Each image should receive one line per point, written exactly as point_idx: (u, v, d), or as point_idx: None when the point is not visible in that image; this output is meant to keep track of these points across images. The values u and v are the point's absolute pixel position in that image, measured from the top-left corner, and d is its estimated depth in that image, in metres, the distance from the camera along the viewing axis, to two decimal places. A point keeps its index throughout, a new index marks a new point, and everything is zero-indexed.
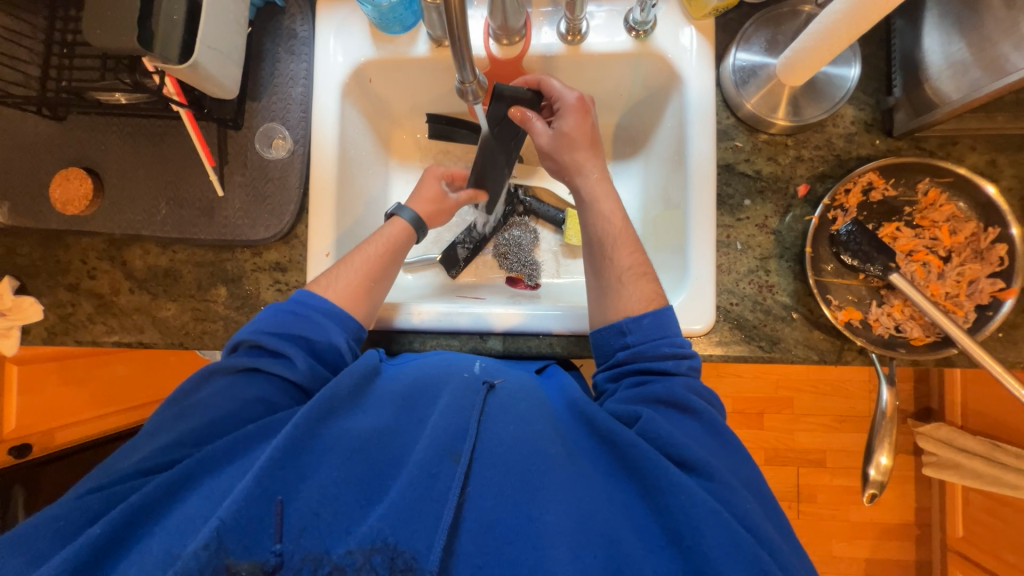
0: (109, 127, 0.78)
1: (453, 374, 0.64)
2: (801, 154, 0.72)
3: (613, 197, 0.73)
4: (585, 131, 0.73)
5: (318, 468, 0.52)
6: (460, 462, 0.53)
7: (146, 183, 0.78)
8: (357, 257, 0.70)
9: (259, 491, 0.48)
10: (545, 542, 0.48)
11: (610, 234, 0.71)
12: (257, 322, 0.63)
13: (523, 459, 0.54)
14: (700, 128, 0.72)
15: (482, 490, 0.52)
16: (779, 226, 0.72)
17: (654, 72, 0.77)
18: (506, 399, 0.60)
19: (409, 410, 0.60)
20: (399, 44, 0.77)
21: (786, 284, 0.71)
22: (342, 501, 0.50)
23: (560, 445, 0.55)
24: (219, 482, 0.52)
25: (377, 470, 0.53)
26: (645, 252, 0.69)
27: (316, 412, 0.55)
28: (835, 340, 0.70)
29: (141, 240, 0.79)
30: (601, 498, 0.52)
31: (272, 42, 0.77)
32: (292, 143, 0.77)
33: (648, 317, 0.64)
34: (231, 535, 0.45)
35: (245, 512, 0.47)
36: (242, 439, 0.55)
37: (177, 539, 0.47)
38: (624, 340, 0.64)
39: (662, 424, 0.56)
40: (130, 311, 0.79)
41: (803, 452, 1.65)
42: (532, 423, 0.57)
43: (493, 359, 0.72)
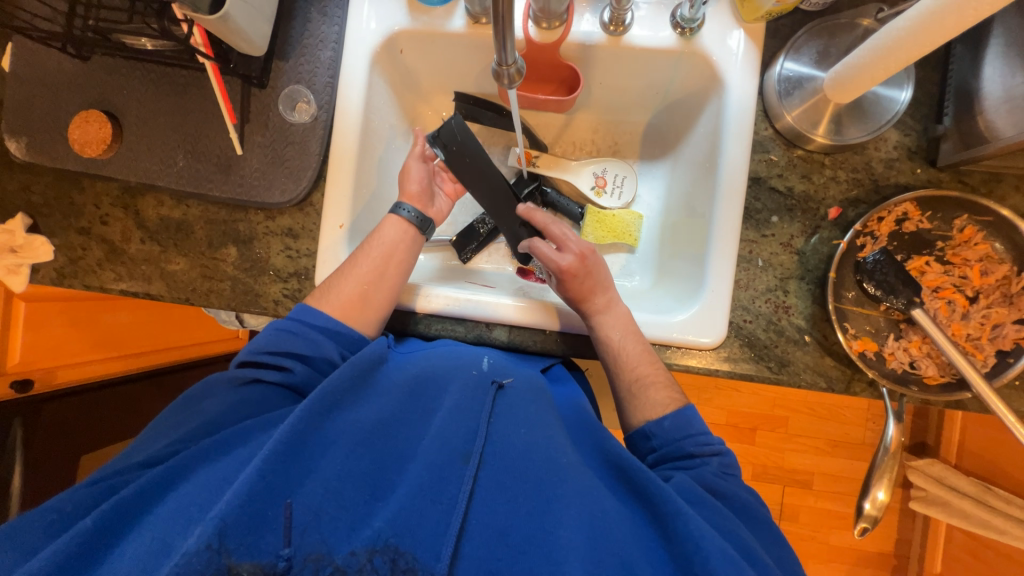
0: (133, 71, 0.77)
1: (462, 370, 0.64)
2: (836, 174, 0.69)
3: (627, 323, 0.68)
4: (586, 282, 0.69)
5: (326, 460, 0.52)
6: (470, 465, 0.53)
7: (165, 132, 0.77)
8: (349, 266, 0.70)
9: (266, 481, 0.48)
10: (555, 557, 0.47)
11: (616, 361, 0.67)
12: (253, 342, 0.65)
13: (530, 468, 0.53)
14: (737, 138, 0.69)
15: (491, 498, 0.52)
16: (804, 247, 0.69)
17: (695, 74, 0.74)
18: (517, 399, 0.60)
19: (416, 404, 0.60)
20: (435, 16, 0.74)
21: (803, 307, 0.69)
22: (348, 497, 0.51)
23: (569, 455, 0.56)
24: (226, 468, 0.52)
25: (385, 466, 0.54)
26: (659, 360, 0.67)
27: (323, 402, 0.55)
28: (846, 369, 0.69)
29: (156, 190, 0.79)
30: (609, 515, 0.52)
31: (306, 0, 0.75)
32: (316, 108, 0.75)
33: (668, 419, 0.63)
34: (234, 531, 0.45)
35: (250, 505, 0.46)
36: (237, 437, 0.56)
37: (184, 524, 0.47)
38: (650, 444, 0.64)
39: (688, 485, 0.56)
40: (140, 262, 0.79)
41: (791, 472, 1.65)
42: (542, 429, 0.57)
43: (501, 354, 0.72)
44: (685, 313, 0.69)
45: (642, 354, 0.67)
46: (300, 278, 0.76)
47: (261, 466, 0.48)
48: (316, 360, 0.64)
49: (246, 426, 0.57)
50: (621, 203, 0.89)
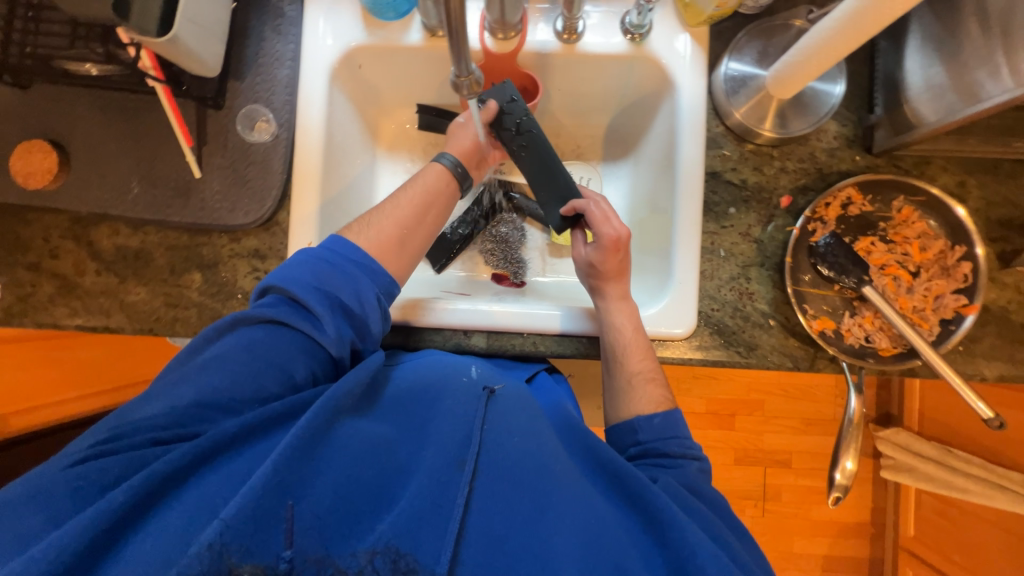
0: (78, 98, 0.74)
1: (452, 378, 0.64)
2: (785, 165, 0.73)
3: (633, 313, 0.71)
4: (615, 264, 0.71)
5: (331, 467, 0.51)
6: (466, 470, 0.53)
7: (117, 159, 0.74)
8: (389, 205, 0.71)
9: (273, 489, 0.46)
10: (549, 562, 0.48)
11: (620, 344, 0.70)
12: (282, 270, 0.61)
13: (530, 472, 0.54)
14: (691, 135, 0.73)
15: (489, 502, 0.52)
16: (761, 235, 0.73)
17: (647, 77, 0.77)
18: (512, 406, 0.61)
19: (414, 414, 0.60)
20: (391, 31, 0.75)
21: (765, 292, 0.72)
22: (349, 504, 0.50)
23: (562, 463, 0.56)
24: (239, 464, 0.50)
25: (385, 476, 0.53)
26: (655, 357, 0.69)
27: (332, 408, 0.53)
28: (809, 348, 0.72)
29: (110, 219, 0.75)
30: (605, 518, 0.53)
31: (259, 19, 0.74)
32: (276, 127, 0.74)
33: (659, 417, 0.65)
34: (236, 538, 0.44)
35: (258, 511, 0.45)
36: (247, 432, 0.52)
37: (192, 523, 0.46)
38: (637, 437, 0.65)
39: (676, 490, 0.57)
40: (97, 294, 0.75)
41: (770, 453, 1.71)
42: (537, 437, 0.58)
43: (484, 362, 0.72)
44: (656, 306, 0.72)
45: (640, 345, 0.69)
46: None
47: (272, 470, 0.47)
48: (344, 310, 0.61)
49: (265, 411, 0.53)
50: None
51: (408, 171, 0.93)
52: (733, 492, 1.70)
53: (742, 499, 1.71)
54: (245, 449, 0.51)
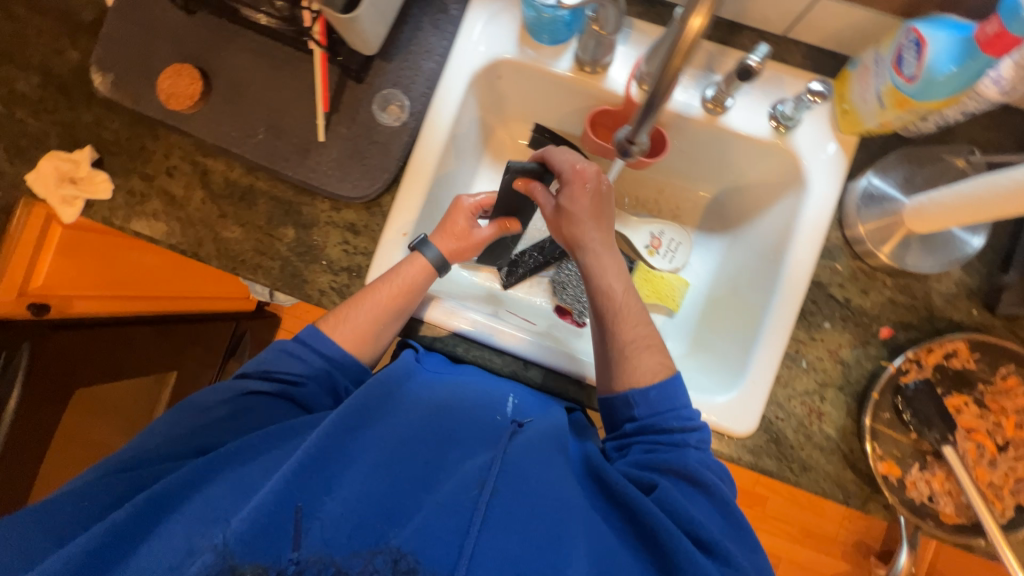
0: (235, 37, 0.77)
1: (481, 409, 0.64)
2: (895, 297, 0.70)
3: (617, 273, 0.72)
4: (586, 204, 0.71)
5: (344, 478, 0.52)
6: (484, 492, 0.52)
7: (252, 102, 0.77)
8: (367, 299, 0.69)
9: (284, 495, 0.48)
10: None
11: (610, 309, 0.71)
12: (259, 356, 0.67)
13: (543, 503, 0.53)
14: (808, 238, 0.71)
15: (503, 524, 0.51)
16: (849, 359, 0.70)
17: (778, 167, 0.75)
18: (532, 437, 0.60)
19: (437, 431, 0.60)
20: (542, 54, 0.75)
21: (836, 417, 0.70)
22: (364, 515, 0.49)
23: (575, 495, 0.55)
24: (255, 476, 0.53)
25: (406, 486, 0.53)
26: (650, 327, 0.70)
27: (344, 421, 0.55)
28: (864, 487, 0.69)
29: (229, 155, 0.79)
30: (619, 562, 0.52)
31: (421, 10, 0.76)
32: (407, 115, 0.75)
33: (654, 390, 0.64)
34: (251, 536, 0.45)
35: (273, 515, 0.47)
36: (260, 446, 0.57)
37: (212, 521, 0.48)
38: (632, 412, 0.65)
39: (676, 496, 0.56)
40: (195, 221, 0.78)
41: None
42: (554, 468, 0.56)
43: (524, 390, 0.72)
44: (724, 398, 0.70)
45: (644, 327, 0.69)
46: (351, 274, 0.76)
47: (280, 480, 0.48)
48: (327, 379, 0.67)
49: (270, 437, 0.58)
50: (671, 268, 0.91)
51: None
52: None
53: None
54: (254, 460, 0.56)
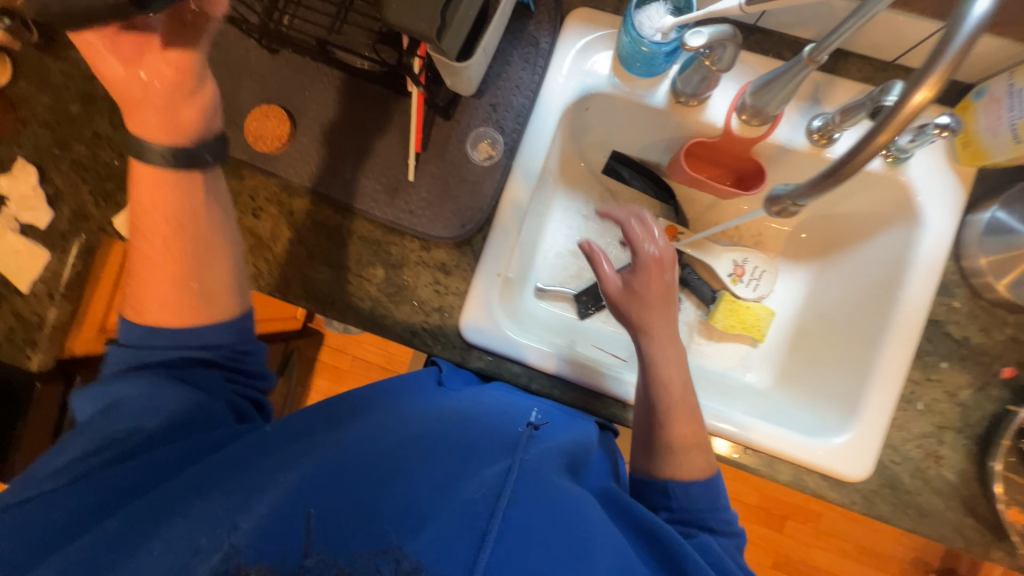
0: (320, 75, 0.76)
1: (496, 416, 0.58)
2: (1017, 335, 0.67)
3: (681, 363, 0.65)
4: (658, 291, 0.67)
5: (354, 479, 0.46)
6: (504, 500, 0.45)
7: (339, 141, 0.76)
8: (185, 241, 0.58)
9: (296, 497, 0.43)
10: None
11: (666, 402, 0.63)
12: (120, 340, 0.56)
13: (567, 517, 0.47)
14: (923, 274, 0.68)
15: (524, 537, 0.44)
16: (968, 400, 0.67)
17: (884, 198, 0.73)
18: (548, 447, 0.54)
19: (459, 434, 0.53)
20: (636, 87, 0.74)
21: (955, 462, 0.67)
22: (376, 519, 0.42)
23: (597, 516, 0.49)
24: (250, 481, 0.45)
25: (419, 490, 0.45)
26: (700, 421, 0.64)
27: (351, 430, 0.51)
28: (986, 533, 0.66)
29: (315, 195, 0.78)
30: None
31: (510, 43, 0.74)
32: (498, 153, 0.74)
33: (696, 486, 0.60)
34: (264, 544, 0.40)
35: (281, 519, 0.41)
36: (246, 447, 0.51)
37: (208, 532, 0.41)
38: (667, 502, 0.60)
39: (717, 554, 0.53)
40: (283, 262, 0.78)
41: (813, 568, 1.63)
42: (574, 485, 0.51)
43: (550, 406, 0.69)
44: (839, 442, 0.67)
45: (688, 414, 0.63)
46: (443, 315, 0.75)
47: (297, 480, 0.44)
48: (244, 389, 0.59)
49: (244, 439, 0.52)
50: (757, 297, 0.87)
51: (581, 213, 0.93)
52: None
53: None
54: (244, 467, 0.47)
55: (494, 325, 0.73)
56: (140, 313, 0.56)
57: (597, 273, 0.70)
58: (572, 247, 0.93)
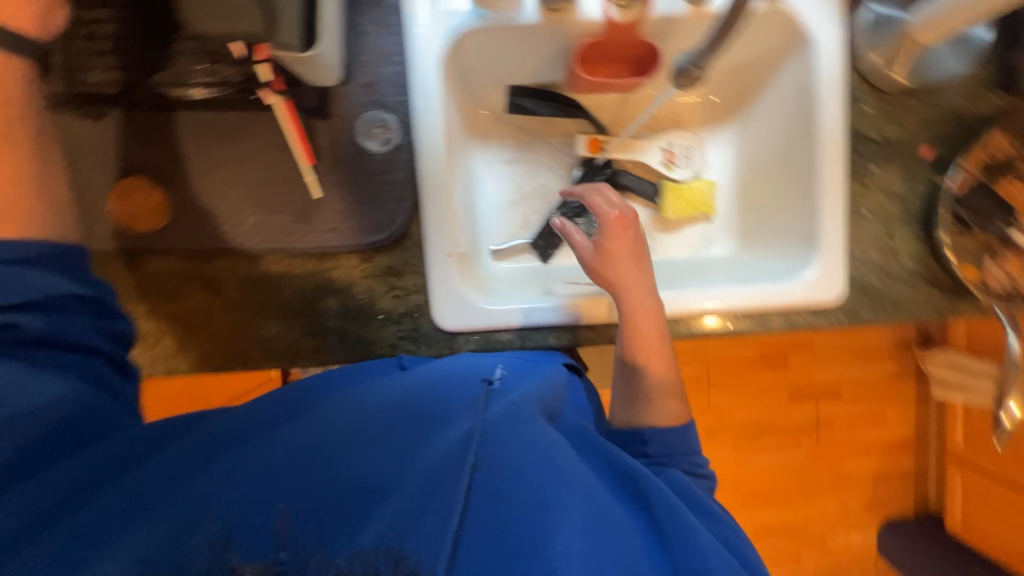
0: (168, 124, 0.66)
1: (451, 379, 0.58)
2: (925, 115, 0.71)
3: (653, 315, 0.66)
4: (625, 246, 0.67)
5: (317, 468, 0.46)
6: (466, 469, 0.45)
7: (224, 186, 0.68)
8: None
9: (254, 504, 0.43)
10: (552, 564, 0.40)
11: (643, 349, 0.66)
12: None
13: (534, 464, 0.47)
14: (830, 92, 0.70)
15: (487, 497, 0.45)
16: (904, 191, 0.72)
17: (773, 33, 0.74)
18: (515, 400, 0.54)
19: (419, 405, 0.53)
20: (502, 11, 0.69)
21: (910, 248, 0.73)
22: (342, 502, 0.43)
23: (567, 455, 0.50)
24: (202, 490, 0.45)
25: (382, 477, 0.45)
26: (676, 368, 0.67)
27: (305, 428, 0.50)
28: (952, 297, 0.73)
29: (226, 253, 0.70)
30: (610, 518, 0.47)
31: (355, 11, 0.67)
32: (395, 132, 0.68)
33: (672, 432, 0.64)
34: (238, 537, 0.41)
35: (244, 523, 0.42)
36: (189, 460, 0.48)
37: (173, 536, 0.41)
38: (644, 450, 0.63)
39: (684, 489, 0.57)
40: (226, 334, 0.71)
41: (821, 387, 1.80)
42: (545, 428, 0.51)
43: (513, 355, 0.69)
44: (811, 274, 0.71)
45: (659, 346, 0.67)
46: (413, 316, 0.72)
47: (255, 485, 0.44)
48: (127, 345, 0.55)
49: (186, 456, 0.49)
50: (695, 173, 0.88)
51: (504, 160, 0.90)
52: (790, 427, 1.79)
53: (798, 433, 1.80)
54: (193, 476, 0.46)
55: (466, 304, 0.71)
56: None
57: (571, 245, 0.71)
58: (510, 198, 0.90)
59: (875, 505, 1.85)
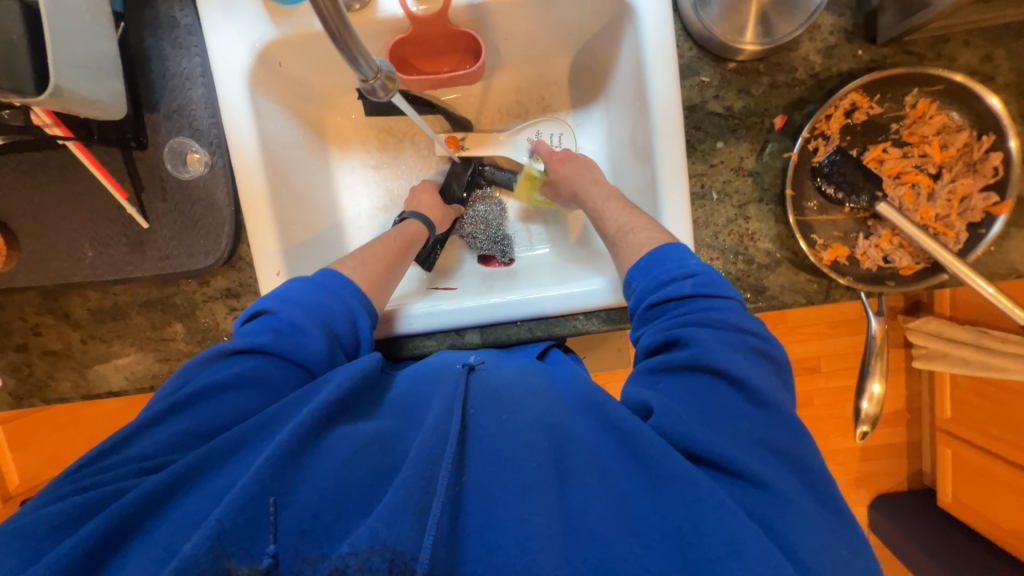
0: (0, 168, 0.68)
1: (446, 373, 0.59)
2: (775, 80, 0.64)
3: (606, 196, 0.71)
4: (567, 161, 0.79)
5: (313, 470, 0.45)
6: (445, 468, 0.45)
7: (62, 224, 0.70)
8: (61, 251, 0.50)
9: (259, 483, 0.42)
10: (529, 542, 0.41)
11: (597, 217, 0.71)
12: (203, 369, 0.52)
13: (516, 453, 0.47)
14: (661, 65, 0.63)
15: (475, 494, 0.45)
16: (756, 166, 0.66)
17: (602, 2, 0.67)
18: (491, 386, 0.57)
19: (407, 414, 0.53)
20: (300, 16, 0.66)
21: (767, 230, 0.66)
22: (341, 504, 0.43)
23: (558, 444, 0.48)
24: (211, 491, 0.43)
25: (376, 474, 0.45)
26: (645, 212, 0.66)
27: (334, 408, 0.49)
28: (822, 281, 0.66)
29: (78, 287, 0.73)
30: (597, 470, 0.47)
31: (154, 35, 0.66)
32: (209, 155, 0.68)
33: (653, 248, 0.61)
34: (233, 534, 0.39)
35: (244, 509, 0.40)
36: (222, 450, 0.46)
37: (174, 537, 0.40)
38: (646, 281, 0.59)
39: (670, 405, 0.49)
40: (90, 362, 0.75)
41: (798, 362, 1.56)
42: (531, 414, 0.52)
43: (488, 351, 0.69)
44: None
45: (630, 213, 0.67)
46: None
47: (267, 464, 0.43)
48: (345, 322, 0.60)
49: (231, 435, 0.46)
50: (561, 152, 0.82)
51: (367, 165, 0.88)
52: None
53: None
54: (223, 466, 0.45)
55: None
56: None
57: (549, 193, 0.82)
58: (380, 204, 0.88)
59: (863, 482, 1.65)
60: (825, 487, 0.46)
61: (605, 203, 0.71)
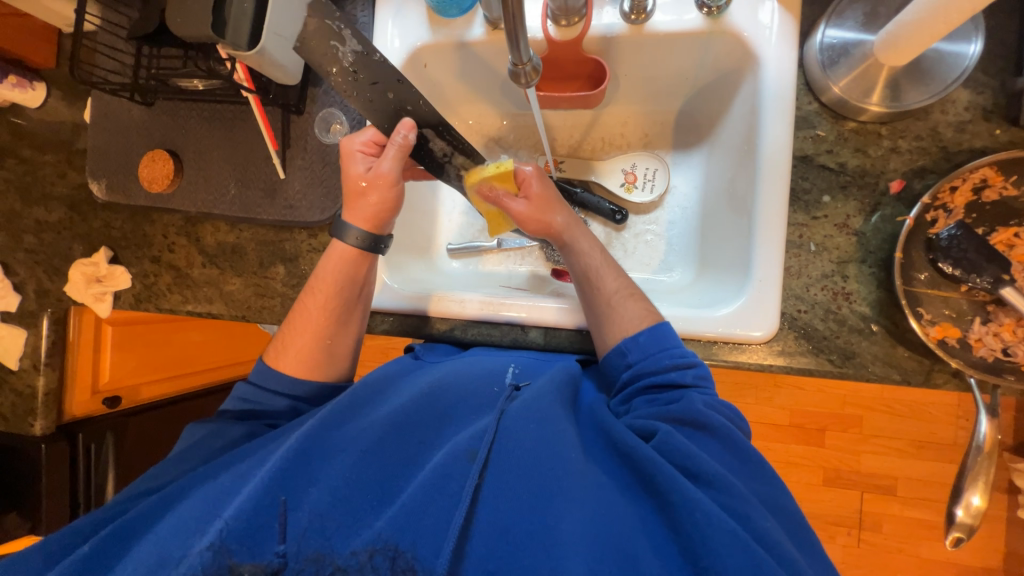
0: (189, 112, 0.84)
1: (483, 386, 0.61)
2: (896, 145, 0.63)
3: (597, 244, 0.70)
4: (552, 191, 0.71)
5: (328, 471, 0.52)
6: (475, 462, 0.50)
7: (218, 163, 0.83)
8: (299, 316, 0.69)
9: (268, 490, 0.49)
10: (558, 553, 0.44)
11: (592, 265, 0.68)
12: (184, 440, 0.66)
13: (543, 465, 0.50)
14: (777, 115, 0.65)
15: (499, 492, 0.49)
16: (863, 226, 0.64)
17: (726, 53, 0.72)
18: (530, 397, 0.57)
19: (429, 410, 0.58)
20: (455, 28, 0.76)
21: (866, 293, 0.63)
22: (353, 502, 0.50)
23: (577, 452, 0.51)
24: (224, 483, 0.54)
25: (388, 474, 0.52)
26: (629, 276, 0.67)
27: (340, 411, 0.57)
28: (923, 360, 0.61)
29: (213, 218, 0.85)
30: (615, 507, 0.48)
31: None
32: (348, 128, 0.79)
33: (644, 334, 0.61)
34: (237, 539, 0.46)
35: (255, 516, 0.48)
36: (236, 457, 0.58)
37: (192, 521, 0.50)
38: (626, 361, 0.61)
39: (679, 438, 0.52)
40: (202, 285, 0.86)
41: (870, 477, 1.37)
42: (557, 425, 0.53)
43: (529, 355, 0.70)
44: (730, 306, 0.64)
45: (627, 282, 0.66)
46: None
47: (279, 468, 0.50)
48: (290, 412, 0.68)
49: (247, 448, 0.59)
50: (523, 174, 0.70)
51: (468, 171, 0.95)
52: (820, 517, 1.39)
53: (832, 525, 1.39)
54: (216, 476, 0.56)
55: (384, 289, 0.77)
56: (278, 362, 0.69)
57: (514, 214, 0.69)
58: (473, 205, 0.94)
59: None
60: (795, 518, 0.52)
61: (599, 265, 0.67)
